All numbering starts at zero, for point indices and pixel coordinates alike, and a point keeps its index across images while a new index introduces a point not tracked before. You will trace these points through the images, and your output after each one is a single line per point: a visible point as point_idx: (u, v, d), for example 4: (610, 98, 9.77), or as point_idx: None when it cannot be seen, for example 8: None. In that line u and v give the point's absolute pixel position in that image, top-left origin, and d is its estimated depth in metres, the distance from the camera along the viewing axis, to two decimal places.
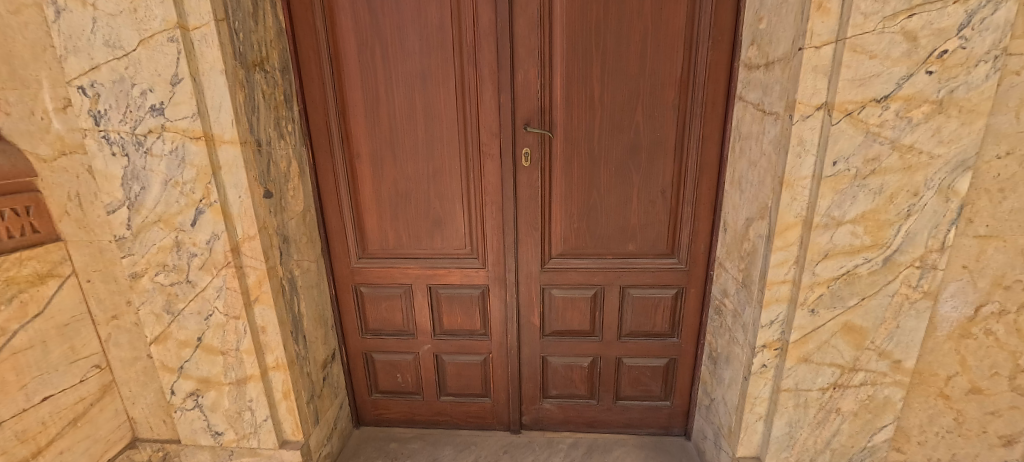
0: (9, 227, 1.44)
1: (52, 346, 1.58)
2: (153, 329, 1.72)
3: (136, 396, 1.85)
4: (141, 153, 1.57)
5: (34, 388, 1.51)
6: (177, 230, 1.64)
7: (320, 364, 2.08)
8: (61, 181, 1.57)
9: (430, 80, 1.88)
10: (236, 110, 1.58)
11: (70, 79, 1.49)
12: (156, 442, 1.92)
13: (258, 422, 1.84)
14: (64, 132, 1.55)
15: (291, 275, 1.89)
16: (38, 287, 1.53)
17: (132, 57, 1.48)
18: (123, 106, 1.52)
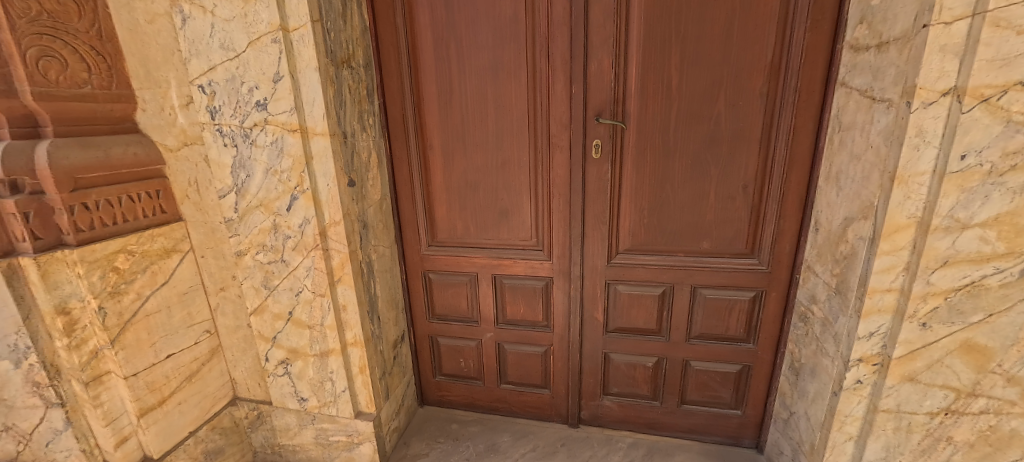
0: (144, 207, 1.70)
1: (174, 311, 1.82)
2: (254, 301, 1.93)
3: (238, 359, 2.07)
4: (247, 144, 1.75)
5: (160, 346, 1.76)
6: (275, 214, 1.81)
7: (391, 343, 2.21)
8: (183, 169, 1.80)
9: (501, 72, 1.90)
10: (327, 104, 1.71)
11: (192, 79, 1.72)
12: (252, 401, 2.12)
13: (338, 393, 1.99)
14: (186, 125, 1.78)
15: (369, 259, 2.02)
16: (163, 260, 1.77)
17: (242, 58, 1.66)
18: (234, 102, 1.71)
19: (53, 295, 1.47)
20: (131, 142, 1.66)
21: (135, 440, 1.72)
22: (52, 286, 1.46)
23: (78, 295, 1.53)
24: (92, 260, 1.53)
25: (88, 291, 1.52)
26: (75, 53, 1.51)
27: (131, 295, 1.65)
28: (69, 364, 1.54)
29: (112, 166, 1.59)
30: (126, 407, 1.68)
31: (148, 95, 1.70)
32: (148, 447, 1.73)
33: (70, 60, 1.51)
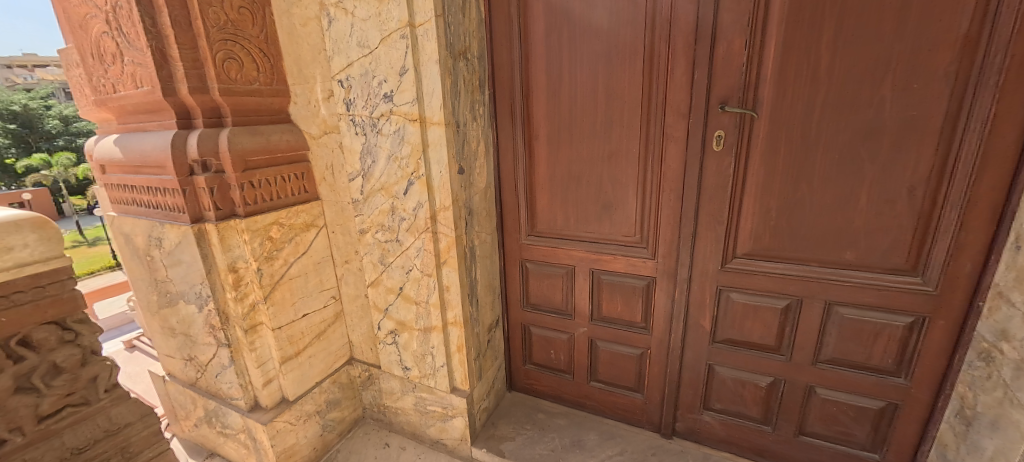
0: (292, 187, 1.99)
1: (310, 277, 2.10)
2: (371, 274, 2.14)
3: (355, 325, 2.32)
4: (374, 133, 1.93)
5: (298, 305, 2.05)
6: (394, 197, 1.98)
7: (487, 327, 2.29)
8: (322, 155, 2.06)
9: (615, 59, 1.82)
10: (444, 95, 1.80)
11: (334, 74, 1.93)
12: (364, 364, 2.36)
13: (437, 367, 2.13)
14: (326, 116, 2.02)
15: (472, 244, 2.11)
16: (303, 233, 2.05)
17: (374, 54, 1.83)
18: (366, 95, 1.90)
19: (226, 256, 1.79)
20: (285, 130, 1.96)
21: (277, 382, 2.02)
22: (227, 248, 1.79)
23: (243, 258, 1.84)
24: (254, 229, 1.84)
25: (250, 254, 1.83)
26: (248, 54, 1.82)
27: (280, 261, 1.95)
28: (234, 313, 1.87)
29: (271, 151, 1.89)
30: (272, 353, 1.99)
31: (299, 89, 1.99)
32: (285, 390, 2.04)
33: (245, 61, 1.82)
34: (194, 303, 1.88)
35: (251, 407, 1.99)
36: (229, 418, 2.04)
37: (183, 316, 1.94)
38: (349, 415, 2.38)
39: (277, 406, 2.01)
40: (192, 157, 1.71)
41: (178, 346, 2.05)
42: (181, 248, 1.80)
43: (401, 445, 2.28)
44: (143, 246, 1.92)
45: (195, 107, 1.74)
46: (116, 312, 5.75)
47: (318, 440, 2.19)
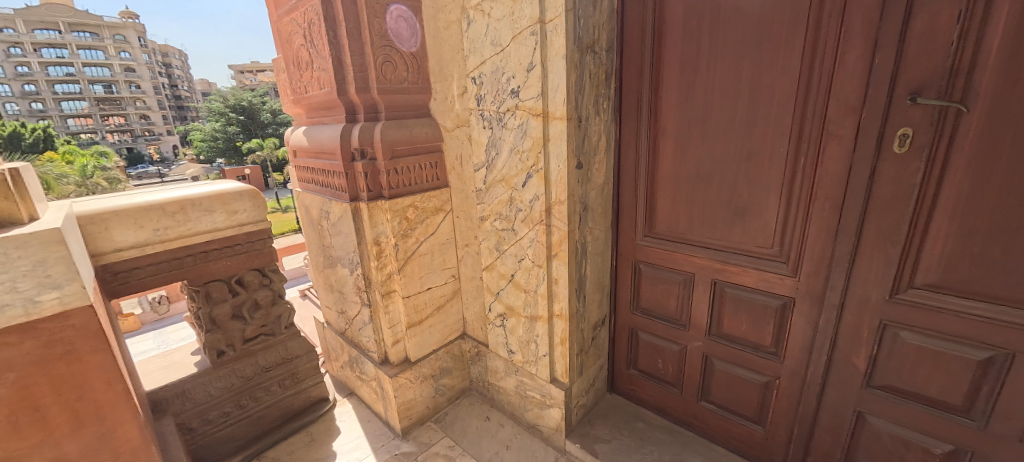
0: (427, 174, 2.25)
1: (435, 255, 2.36)
2: (487, 259, 2.30)
3: (469, 304, 2.53)
4: (500, 126, 2.04)
5: (424, 279, 2.33)
6: (513, 189, 2.08)
7: (592, 324, 2.27)
8: (454, 146, 2.27)
9: (766, 44, 1.59)
10: (569, 90, 1.81)
11: (469, 72, 2.09)
12: (474, 340, 2.56)
13: (539, 356, 2.20)
14: (459, 111, 2.21)
15: (585, 240, 2.10)
16: (433, 216, 2.31)
17: (505, 52, 1.92)
18: (495, 91, 2.01)
19: (373, 231, 2.11)
20: (425, 124, 2.21)
21: (403, 344, 2.33)
22: (374, 224, 2.11)
23: (385, 234, 2.15)
24: (395, 209, 2.13)
25: (391, 231, 2.13)
26: (401, 57, 2.11)
27: (413, 239, 2.23)
28: (375, 280, 2.20)
29: (414, 142, 2.15)
30: (401, 318, 2.29)
31: (439, 87, 2.23)
32: (409, 351, 2.34)
33: (399, 63, 2.10)
34: (348, 267, 2.28)
35: (382, 360, 2.34)
36: (364, 367, 2.44)
37: (339, 277, 2.37)
38: (458, 384, 2.62)
39: (401, 364, 2.32)
40: (355, 146, 2.05)
41: (334, 300, 2.50)
42: (342, 221, 2.19)
43: (500, 422, 2.42)
44: (317, 217, 2.40)
45: (360, 105, 2.08)
46: (298, 267, 7.19)
47: (431, 400, 2.47)
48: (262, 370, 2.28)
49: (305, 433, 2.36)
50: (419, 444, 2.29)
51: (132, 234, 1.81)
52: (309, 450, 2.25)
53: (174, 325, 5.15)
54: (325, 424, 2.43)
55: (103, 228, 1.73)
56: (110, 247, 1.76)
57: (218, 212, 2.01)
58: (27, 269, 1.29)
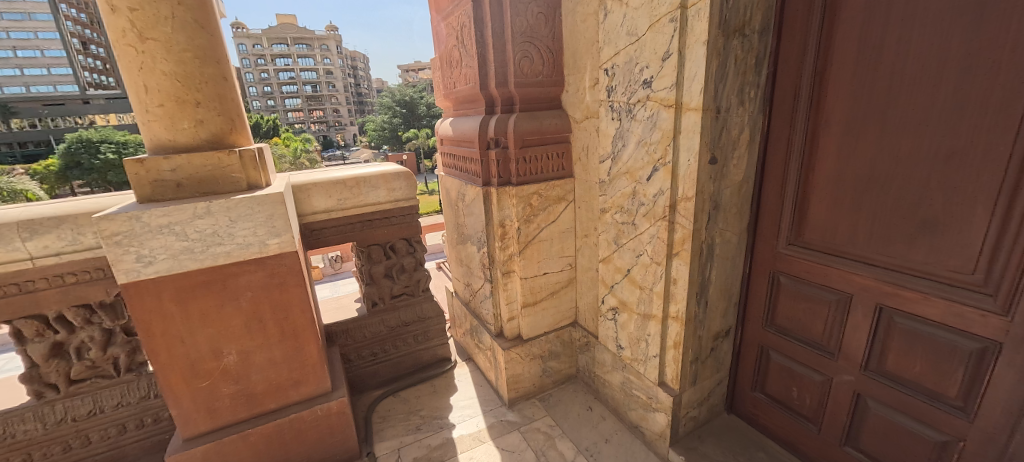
0: (553, 164, 2.34)
1: (554, 242, 2.46)
2: (605, 251, 2.28)
3: (583, 294, 2.56)
4: (629, 118, 1.97)
5: (541, 264, 2.45)
6: (637, 182, 2.00)
7: (713, 334, 2.09)
8: (582, 138, 2.30)
9: (991, 12, 1.24)
10: (707, 79, 1.65)
11: (602, 63, 2.05)
12: (585, 330, 2.60)
13: (649, 356, 2.12)
14: (590, 102, 2.21)
15: (712, 242, 1.91)
16: (556, 205, 2.40)
17: (640, 41, 1.83)
18: (627, 82, 1.94)
19: (499, 214, 2.30)
20: (555, 115, 2.30)
21: (517, 321, 2.51)
22: (501, 208, 2.29)
23: (510, 217, 2.31)
24: (521, 196, 2.27)
25: (515, 215, 2.28)
26: (538, 52, 2.22)
27: (535, 225, 2.36)
28: (498, 259, 2.40)
29: (543, 133, 2.26)
30: (517, 297, 2.46)
31: (572, 79, 2.28)
32: (522, 329, 2.50)
33: (535, 58, 2.22)
34: (476, 245, 2.55)
35: (498, 333, 2.56)
36: (482, 337, 2.72)
37: (468, 253, 2.69)
38: (564, 369, 2.71)
39: (514, 339, 2.51)
40: (490, 136, 2.24)
41: (463, 273, 2.88)
42: (474, 203, 2.45)
43: (602, 415, 2.42)
44: (455, 198, 2.73)
45: (498, 98, 2.27)
46: (440, 242, 8.11)
47: (538, 379, 2.60)
48: (402, 323, 2.73)
49: (429, 385, 2.75)
50: (523, 416, 2.45)
51: (325, 203, 2.31)
52: (431, 398, 2.62)
53: (344, 280, 6.33)
54: (446, 380, 2.79)
55: (306, 196, 2.25)
56: (310, 211, 2.28)
57: (381, 189, 2.44)
58: (263, 219, 1.77)
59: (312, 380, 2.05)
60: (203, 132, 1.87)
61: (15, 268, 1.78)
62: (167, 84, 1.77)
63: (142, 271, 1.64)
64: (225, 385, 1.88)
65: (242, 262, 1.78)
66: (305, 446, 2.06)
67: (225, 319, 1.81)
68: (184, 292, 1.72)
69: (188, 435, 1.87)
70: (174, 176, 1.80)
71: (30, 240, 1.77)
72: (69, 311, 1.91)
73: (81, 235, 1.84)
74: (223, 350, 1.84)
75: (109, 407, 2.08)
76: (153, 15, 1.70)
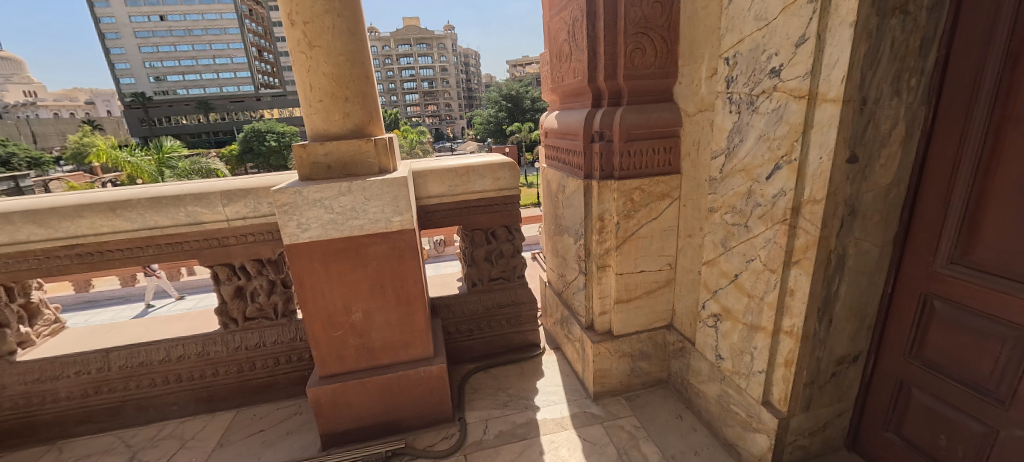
0: (659, 159, 2.25)
1: (654, 240, 2.37)
2: (710, 253, 2.12)
3: (682, 296, 2.43)
4: (750, 111, 1.77)
5: (638, 261, 2.38)
6: (754, 180, 1.80)
7: (836, 359, 1.82)
8: (693, 131, 2.15)
9: None
10: (853, 65, 1.40)
11: (722, 52, 1.87)
12: (680, 335, 2.47)
13: (752, 370, 1.95)
14: (706, 94, 2.04)
15: (844, 252, 1.63)
16: (659, 201, 2.31)
17: (771, 26, 1.63)
18: (750, 71, 1.74)
19: (599, 207, 2.29)
20: (665, 108, 2.21)
21: (609, 317, 2.48)
22: (600, 201, 2.28)
23: (609, 211, 2.29)
24: (622, 190, 2.23)
25: (615, 209, 2.25)
26: (652, 43, 2.15)
27: (634, 221, 2.30)
28: (594, 252, 2.40)
29: (650, 126, 2.19)
30: (610, 291, 2.44)
31: (686, 70, 2.14)
32: (613, 325, 2.47)
33: (648, 49, 2.15)
34: (573, 237, 2.58)
35: (589, 326, 2.56)
36: (572, 328, 2.75)
37: (564, 244, 2.74)
38: (655, 371, 2.61)
39: (604, 334, 2.50)
40: (595, 129, 2.25)
41: (558, 264, 2.94)
42: (574, 195, 2.47)
43: (693, 426, 2.29)
44: (555, 190, 2.79)
45: (605, 91, 2.26)
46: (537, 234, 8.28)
47: (626, 378, 2.55)
48: (498, 305, 2.89)
49: (518, 367, 2.87)
50: (607, 412, 2.43)
51: (438, 189, 2.55)
52: (519, 380, 2.74)
53: (447, 262, 6.84)
54: (534, 365, 2.89)
55: (423, 182, 2.50)
56: (425, 196, 2.53)
57: (488, 178, 2.60)
58: (389, 199, 2.04)
59: (419, 344, 2.30)
60: (349, 123, 2.19)
61: (215, 226, 2.30)
62: (326, 83, 2.11)
63: (300, 235, 1.98)
64: (351, 338, 2.19)
65: (371, 234, 2.06)
66: (409, 402, 2.32)
67: (355, 282, 2.11)
68: (327, 255, 2.04)
69: (323, 376, 2.22)
70: (326, 159, 2.13)
71: (226, 206, 2.27)
72: (247, 263, 2.41)
73: (259, 204, 2.31)
74: (352, 307, 2.15)
75: (269, 343, 2.57)
76: (319, 25, 2.03)
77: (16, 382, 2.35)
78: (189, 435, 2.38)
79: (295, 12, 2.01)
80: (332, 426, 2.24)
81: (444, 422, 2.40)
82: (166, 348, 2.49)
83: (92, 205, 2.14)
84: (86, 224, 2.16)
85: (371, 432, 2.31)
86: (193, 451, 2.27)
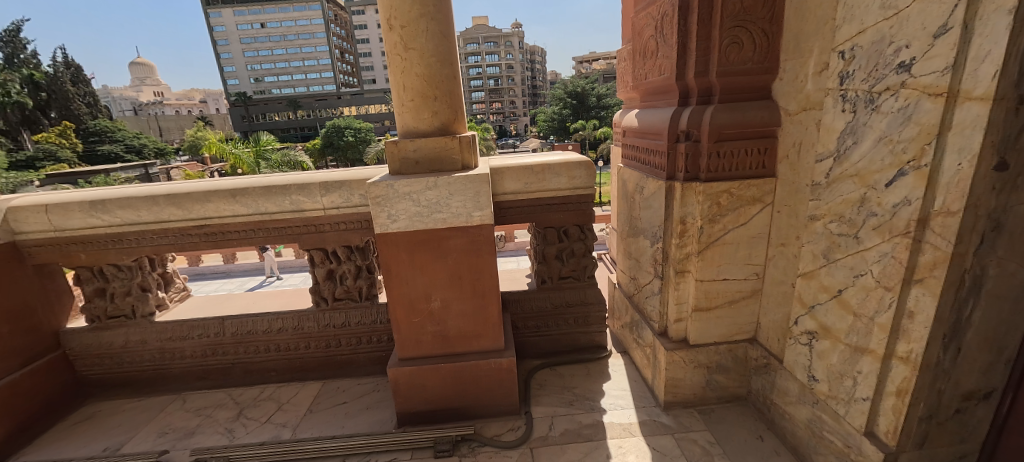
0: (752, 161, 2.10)
1: (741, 247, 2.23)
2: (807, 265, 1.95)
3: (770, 309, 2.26)
4: (868, 110, 1.60)
5: (722, 268, 2.25)
6: (869, 187, 1.63)
7: (962, 394, 1.60)
8: (794, 132, 1.98)
9: None
10: (1010, 58, 1.21)
11: (836, 45, 1.70)
12: (765, 350, 2.30)
13: (854, 396, 1.77)
14: (812, 91, 1.87)
15: (982, 273, 1.41)
16: (749, 206, 2.16)
17: (902, 14, 1.45)
18: (872, 65, 1.57)
19: (681, 210, 2.19)
20: (762, 107, 2.06)
21: (685, 324, 2.38)
22: (684, 204, 2.18)
23: (692, 215, 2.19)
24: (709, 193, 2.11)
25: (699, 213, 2.15)
26: (751, 36, 2.01)
27: (720, 226, 2.17)
28: (673, 256, 2.30)
29: (744, 126, 2.05)
30: (689, 298, 2.33)
31: (790, 65, 1.98)
32: (689, 333, 2.36)
33: (746, 43, 2.01)
34: (650, 239, 2.49)
35: (662, 332, 2.47)
36: (643, 333, 2.67)
37: (639, 247, 2.66)
38: (733, 387, 2.46)
39: (679, 342, 2.39)
40: (681, 128, 2.15)
41: (630, 266, 2.86)
42: (654, 197, 2.38)
43: (776, 449, 2.13)
44: (632, 190, 2.71)
45: (694, 89, 2.15)
46: None
47: (701, 390, 2.43)
48: (566, 304, 2.88)
49: (584, 367, 2.84)
50: (679, 423, 2.33)
51: (514, 186, 2.56)
52: (586, 380, 2.72)
53: (511, 257, 6.93)
54: (600, 366, 2.85)
55: (500, 179, 2.51)
56: (501, 192, 2.55)
57: (563, 176, 2.59)
58: (471, 194, 2.12)
59: (490, 336, 2.36)
60: (437, 121, 2.29)
61: (314, 214, 2.52)
62: (417, 83, 2.22)
63: (390, 225, 2.11)
64: (429, 324, 2.30)
65: (452, 227, 2.15)
66: (479, 390, 2.39)
67: (435, 271, 2.21)
68: (411, 245, 2.16)
69: (401, 358, 2.35)
70: (415, 155, 2.25)
71: (324, 196, 2.48)
72: (339, 249, 2.62)
73: (352, 195, 2.49)
74: (431, 296, 2.25)
75: (353, 323, 2.77)
76: (414, 29, 2.14)
77: (153, 339, 2.75)
78: (284, 400, 2.64)
79: (394, 17, 2.13)
80: (407, 406, 2.37)
81: (511, 414, 2.44)
82: (268, 320, 2.78)
83: (216, 191, 2.43)
84: (212, 208, 2.46)
85: (441, 415, 2.41)
86: (287, 414, 2.51)
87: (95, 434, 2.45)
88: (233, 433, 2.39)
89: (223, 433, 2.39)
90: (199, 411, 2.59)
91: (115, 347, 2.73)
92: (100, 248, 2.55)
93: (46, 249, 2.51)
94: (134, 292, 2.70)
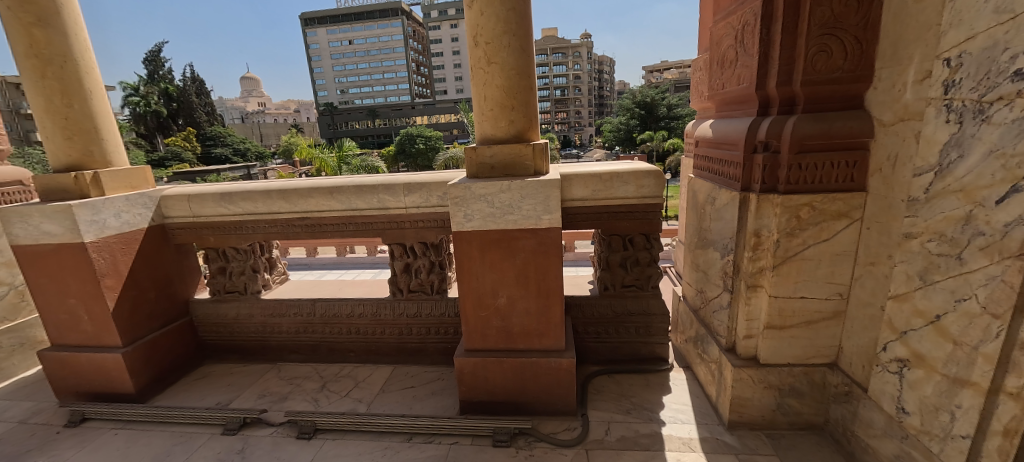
0: (838, 174, 2.00)
1: (822, 264, 2.11)
2: (899, 286, 1.80)
3: (854, 333, 2.10)
4: (977, 121, 1.48)
5: (800, 285, 2.15)
6: (976, 204, 1.50)
7: None
8: (889, 143, 1.86)
9: None
10: None
11: (941, 52, 1.60)
12: (848, 377, 2.14)
13: (951, 433, 1.62)
14: (911, 101, 1.75)
15: None
16: (833, 221, 2.04)
17: (1020, 19, 1.34)
18: (982, 73, 1.46)
19: (756, 222, 2.13)
20: (852, 117, 1.95)
21: (755, 341, 2.28)
22: (759, 216, 2.11)
23: (768, 227, 2.11)
24: (788, 206, 2.03)
25: (776, 226, 2.07)
26: (842, 44, 1.93)
27: (799, 241, 2.08)
28: (745, 270, 2.23)
29: (830, 137, 1.96)
30: (760, 315, 2.24)
31: (886, 73, 1.87)
32: (759, 351, 2.26)
33: (836, 51, 1.94)
34: (720, 252, 2.44)
35: (729, 348, 2.39)
36: (709, 348, 2.59)
37: (708, 259, 2.60)
38: (808, 414, 2.29)
39: (749, 359, 2.30)
40: (759, 139, 2.10)
41: (697, 279, 2.80)
42: (726, 208, 2.33)
43: None
44: (702, 201, 2.66)
45: (776, 98, 2.10)
46: None
47: (771, 413, 2.30)
48: (628, 313, 2.87)
49: (643, 378, 2.81)
50: (744, 444, 2.24)
51: (582, 192, 2.62)
52: (645, 391, 2.68)
53: None
54: (661, 379, 2.79)
55: (569, 185, 2.59)
56: (569, 198, 2.62)
57: (631, 185, 2.60)
58: (542, 198, 2.23)
59: (552, 336, 2.43)
60: (512, 129, 2.44)
61: (397, 212, 2.77)
62: (497, 94, 2.38)
63: (465, 224, 2.28)
64: (494, 320, 2.43)
65: (523, 229, 2.27)
66: (538, 388, 2.47)
67: (504, 269, 2.34)
68: (484, 243, 2.31)
69: (467, 349, 2.51)
70: (491, 161, 2.41)
71: (407, 196, 2.71)
72: (416, 244, 2.86)
73: (430, 196, 2.70)
74: (498, 292, 2.38)
75: (423, 314, 2.98)
76: (497, 44, 2.31)
77: (257, 314, 3.16)
78: (360, 378, 2.90)
79: (479, 34, 2.32)
80: (470, 395, 2.51)
81: (568, 414, 2.49)
82: (350, 305, 3.07)
83: (317, 189, 2.77)
84: (312, 203, 2.80)
85: (501, 407, 2.53)
86: (363, 391, 2.76)
87: (210, 391, 2.87)
88: (317, 402, 2.68)
89: (309, 401, 2.69)
90: (290, 380, 2.93)
91: (228, 318, 3.18)
92: (224, 233, 3.00)
93: (185, 231, 3.02)
94: (247, 272, 3.17)
